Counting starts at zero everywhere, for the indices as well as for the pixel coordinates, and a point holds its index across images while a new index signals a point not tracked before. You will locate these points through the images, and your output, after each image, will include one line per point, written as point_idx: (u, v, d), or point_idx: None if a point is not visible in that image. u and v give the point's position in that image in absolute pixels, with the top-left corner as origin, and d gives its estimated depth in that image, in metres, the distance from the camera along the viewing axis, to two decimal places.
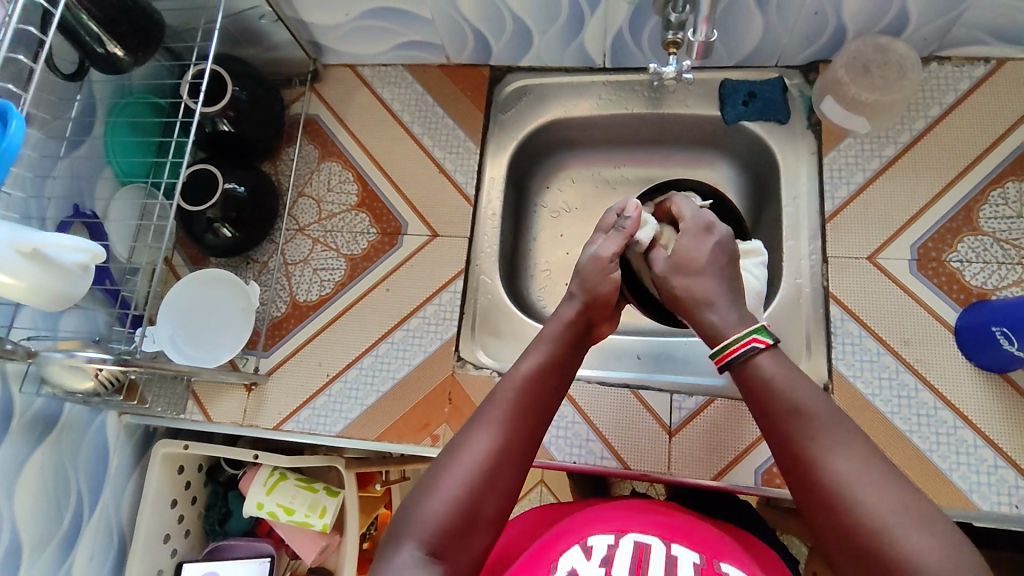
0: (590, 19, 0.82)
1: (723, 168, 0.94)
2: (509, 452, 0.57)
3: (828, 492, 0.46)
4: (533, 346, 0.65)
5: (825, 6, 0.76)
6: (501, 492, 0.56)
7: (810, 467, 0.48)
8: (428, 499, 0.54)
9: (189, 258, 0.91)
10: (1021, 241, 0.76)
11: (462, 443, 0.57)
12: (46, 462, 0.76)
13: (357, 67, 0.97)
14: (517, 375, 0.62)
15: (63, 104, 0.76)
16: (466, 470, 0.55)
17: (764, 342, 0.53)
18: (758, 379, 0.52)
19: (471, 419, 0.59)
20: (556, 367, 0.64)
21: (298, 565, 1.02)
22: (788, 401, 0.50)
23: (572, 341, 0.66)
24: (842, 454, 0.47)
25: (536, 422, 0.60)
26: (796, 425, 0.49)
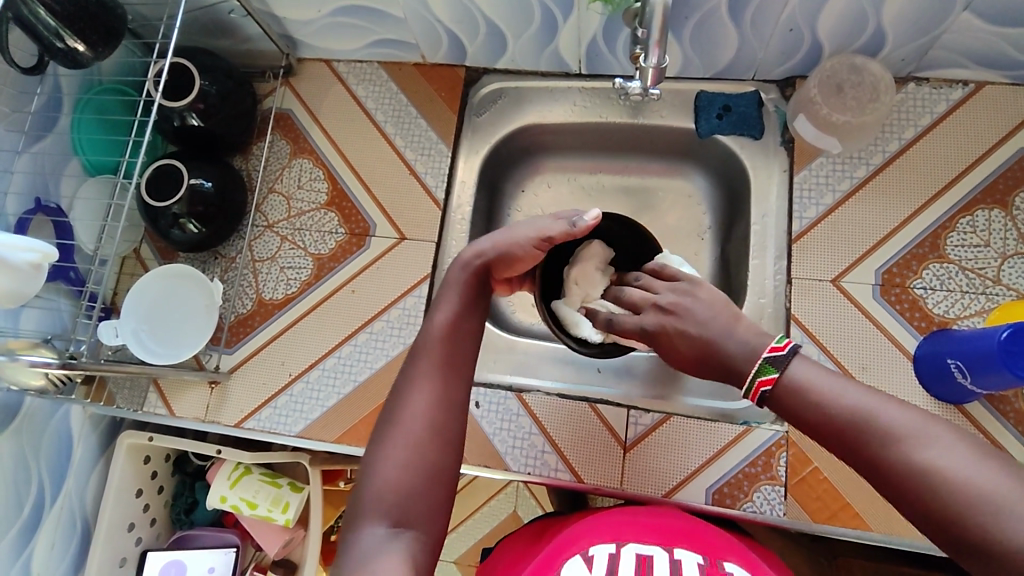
0: (563, 26, 0.81)
1: (698, 179, 0.93)
2: (450, 404, 0.54)
3: (919, 497, 0.41)
4: (442, 292, 0.61)
5: (799, 23, 0.75)
6: (451, 443, 0.53)
7: (892, 476, 0.42)
8: (380, 470, 0.50)
9: (157, 251, 0.90)
10: (986, 270, 0.75)
11: (399, 407, 0.53)
12: (6, 451, 0.76)
13: (332, 62, 0.95)
14: (434, 327, 0.57)
15: (23, 97, 0.75)
16: (412, 433, 0.52)
17: (771, 380, 0.47)
18: (795, 403, 0.46)
19: (401, 382, 0.55)
20: (469, 306, 0.60)
21: (261, 557, 1.00)
22: (839, 414, 0.44)
23: (479, 283, 0.62)
24: (918, 445, 0.41)
25: (463, 364, 0.57)
26: (853, 436, 0.44)
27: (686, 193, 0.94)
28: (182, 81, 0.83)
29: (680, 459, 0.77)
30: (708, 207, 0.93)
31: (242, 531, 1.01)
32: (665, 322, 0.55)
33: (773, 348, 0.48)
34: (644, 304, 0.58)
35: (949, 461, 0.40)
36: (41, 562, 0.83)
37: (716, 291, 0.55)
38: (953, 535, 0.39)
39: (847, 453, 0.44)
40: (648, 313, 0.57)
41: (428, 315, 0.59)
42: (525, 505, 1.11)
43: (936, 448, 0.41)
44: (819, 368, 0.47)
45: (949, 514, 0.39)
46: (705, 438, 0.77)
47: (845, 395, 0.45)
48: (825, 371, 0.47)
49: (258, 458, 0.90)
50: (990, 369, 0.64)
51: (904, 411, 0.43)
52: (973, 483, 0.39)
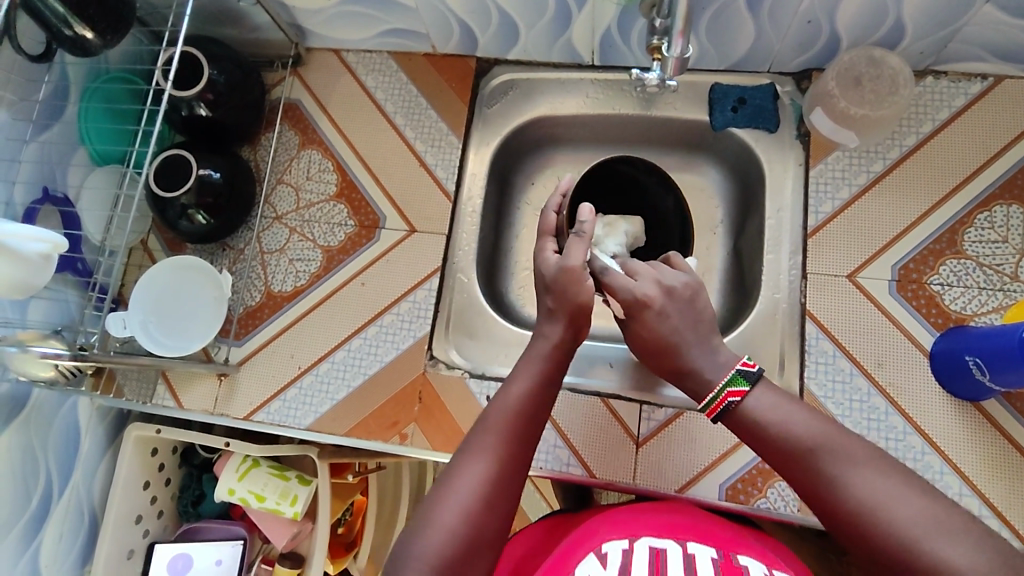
0: (577, 17, 0.80)
1: (711, 173, 0.92)
2: (508, 478, 0.51)
3: (855, 519, 0.43)
4: (522, 364, 0.58)
5: (818, 14, 0.74)
6: (501, 517, 0.50)
7: (835, 499, 0.45)
8: (426, 532, 0.47)
9: (165, 242, 0.89)
10: (1004, 267, 0.74)
11: (453, 472, 0.51)
12: (15, 442, 0.76)
13: (341, 52, 0.94)
14: (510, 401, 0.55)
15: (31, 85, 0.74)
16: (464, 500, 0.49)
17: (739, 393, 0.51)
18: (751, 422, 0.50)
19: (462, 447, 0.53)
20: (548, 388, 0.57)
21: (269, 549, 1.01)
22: (791, 436, 0.48)
23: (561, 358, 0.59)
24: (863, 473, 0.44)
25: (530, 445, 0.54)
26: (803, 459, 0.47)
27: (699, 187, 0.93)
28: (190, 70, 0.82)
29: (693, 454, 0.76)
30: (721, 201, 0.92)
31: (249, 524, 1.01)
32: (655, 296, 0.55)
33: (744, 364, 0.52)
34: (645, 272, 0.57)
35: (887, 489, 0.43)
36: (49, 553, 0.83)
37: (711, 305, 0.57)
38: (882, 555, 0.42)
39: (795, 473, 0.47)
40: (645, 281, 0.56)
41: (503, 386, 0.57)
42: (532, 499, 1.11)
43: (878, 477, 0.44)
44: (781, 395, 0.51)
45: (881, 537, 0.42)
46: (718, 434, 0.76)
47: (802, 421, 0.48)
48: (786, 396, 0.51)
49: (267, 450, 0.89)
50: (1009, 366, 0.64)
51: (854, 442, 0.46)
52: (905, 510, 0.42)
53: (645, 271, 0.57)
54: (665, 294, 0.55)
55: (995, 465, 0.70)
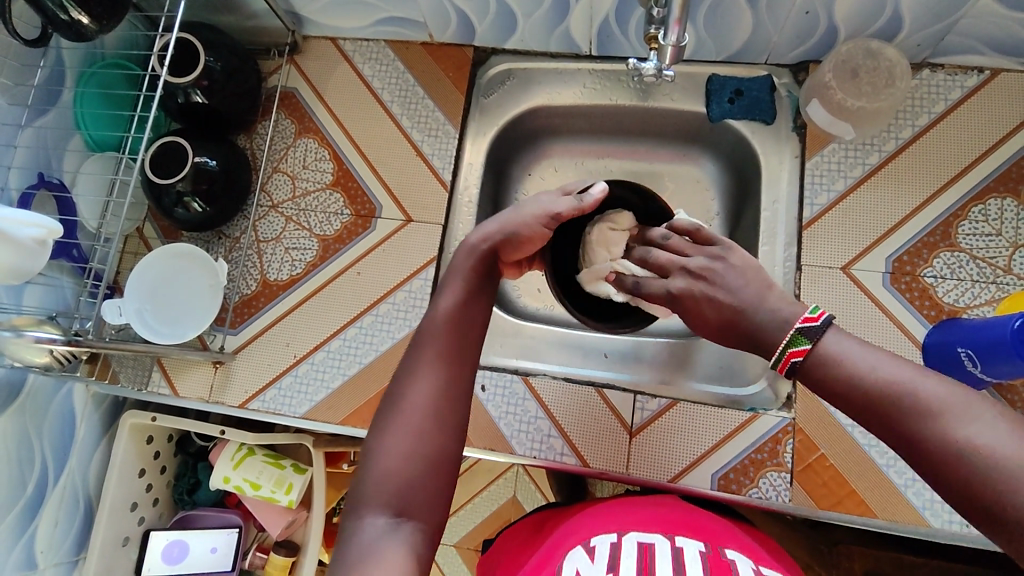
0: (575, 6, 0.80)
1: (706, 164, 0.92)
2: (452, 391, 0.53)
3: (959, 476, 0.37)
4: (446, 281, 0.60)
5: (816, 5, 0.74)
6: (454, 431, 0.52)
7: (930, 456, 0.39)
8: (380, 459, 0.50)
9: (161, 230, 0.89)
10: (997, 259, 0.75)
11: (398, 396, 0.53)
12: (10, 428, 0.76)
13: (339, 41, 0.94)
14: (438, 316, 0.56)
15: (26, 70, 0.74)
16: (413, 421, 0.51)
17: (802, 352, 0.45)
18: (825, 379, 0.44)
19: (403, 370, 0.54)
20: (475, 296, 0.59)
21: (264, 538, 1.02)
22: (871, 388, 0.42)
23: (483, 269, 0.61)
24: (962, 422, 0.38)
25: (468, 354, 0.56)
26: (886, 412, 0.41)
27: (694, 179, 0.93)
28: (186, 56, 0.82)
29: (687, 444, 0.76)
30: (717, 193, 0.92)
31: (244, 512, 1.01)
32: (692, 287, 0.53)
33: (806, 320, 0.46)
34: (672, 266, 0.55)
35: (991, 441, 0.37)
36: (44, 540, 0.83)
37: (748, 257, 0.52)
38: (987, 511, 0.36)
39: (881, 427, 0.42)
40: (676, 275, 0.55)
41: (431, 305, 0.58)
42: (526, 489, 1.12)
43: (979, 427, 0.38)
44: (853, 342, 0.45)
45: (988, 492, 0.36)
46: (711, 425, 0.77)
47: (877, 370, 0.42)
48: (863, 345, 0.45)
49: (262, 438, 0.89)
50: (1001, 357, 0.64)
51: (944, 387, 0.40)
52: (1016, 465, 0.36)
53: (669, 261, 0.56)
54: (699, 280, 0.53)
55: None
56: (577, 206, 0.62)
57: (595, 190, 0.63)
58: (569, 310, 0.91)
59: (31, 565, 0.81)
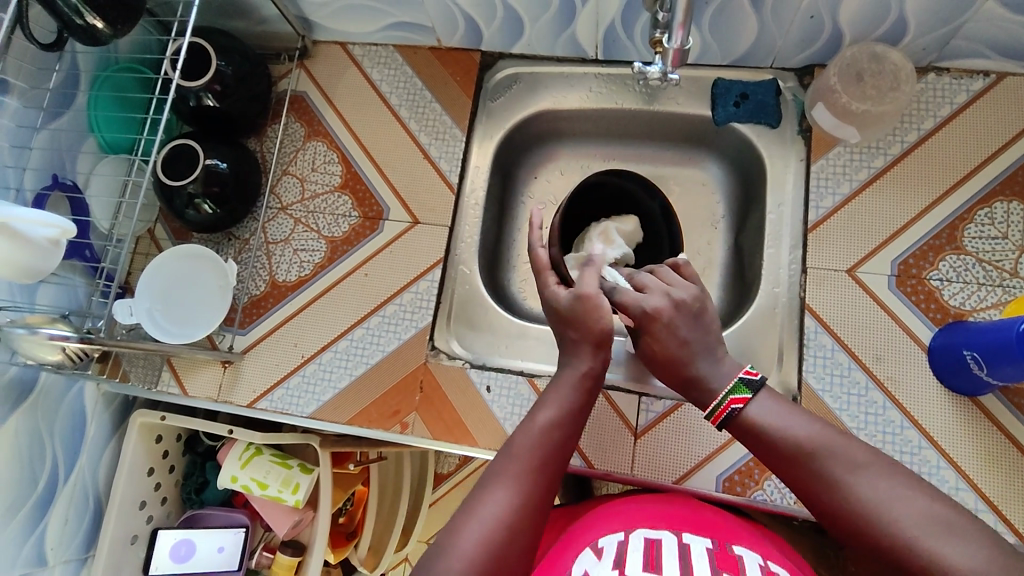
0: (581, 11, 0.81)
1: (712, 168, 0.93)
2: (533, 510, 0.50)
3: (855, 520, 0.46)
4: (549, 393, 0.58)
5: (821, 9, 0.74)
6: (524, 552, 0.48)
7: (840, 505, 0.47)
8: (448, 557, 0.45)
9: (171, 231, 0.90)
10: (1003, 263, 0.75)
11: (478, 498, 0.50)
12: (22, 426, 0.77)
13: (348, 45, 0.95)
14: (532, 430, 0.54)
15: (42, 73, 0.75)
16: (488, 527, 0.47)
17: (742, 400, 0.54)
18: (756, 431, 0.52)
19: (490, 473, 0.51)
20: (574, 420, 0.57)
21: (271, 537, 1.02)
22: (795, 446, 0.50)
23: (588, 394, 0.58)
24: (864, 476, 0.47)
25: (554, 480, 0.53)
26: (808, 466, 0.49)
27: (700, 182, 0.94)
28: (198, 60, 0.83)
29: (692, 445, 0.77)
30: (722, 196, 0.92)
31: (251, 511, 1.02)
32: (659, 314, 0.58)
33: (746, 374, 0.55)
34: (654, 287, 0.59)
35: (888, 494, 0.46)
36: (54, 537, 0.84)
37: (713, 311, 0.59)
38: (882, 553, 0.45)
39: (799, 478, 0.50)
40: (654, 295, 0.58)
41: (528, 415, 0.56)
42: None
43: (879, 481, 0.47)
44: (782, 404, 0.53)
45: (880, 535, 0.45)
46: (716, 426, 0.77)
47: (801, 428, 0.51)
48: (788, 404, 0.53)
49: (269, 438, 0.90)
50: (1007, 359, 0.64)
51: (854, 446, 0.49)
52: (908, 515, 0.44)
53: (654, 284, 0.59)
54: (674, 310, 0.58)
55: (990, 461, 0.70)
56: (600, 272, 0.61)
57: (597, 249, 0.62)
58: None
59: (41, 561, 0.82)
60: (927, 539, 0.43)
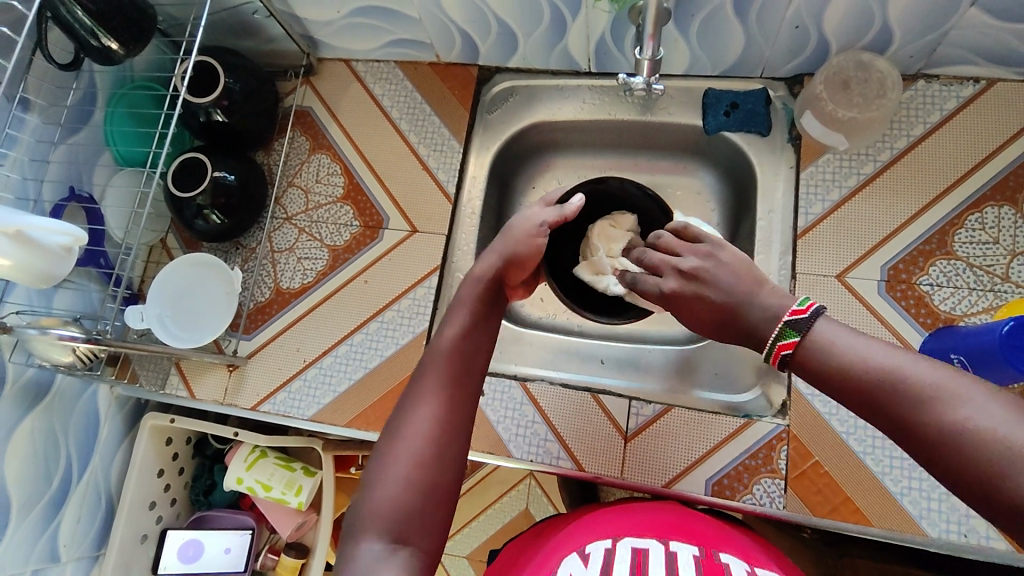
0: (572, 25, 0.83)
1: (706, 176, 0.95)
2: (455, 420, 0.52)
3: (954, 454, 0.36)
4: (453, 308, 0.60)
5: (804, 20, 0.76)
6: (455, 462, 0.51)
7: (930, 437, 0.38)
8: (380, 485, 0.49)
9: (183, 241, 0.94)
10: (994, 268, 0.75)
11: (401, 420, 0.52)
12: (37, 426, 0.81)
13: (351, 62, 0.99)
14: (441, 347, 0.56)
15: (60, 92, 0.80)
16: (416, 448, 0.50)
17: (791, 346, 0.45)
18: (813, 367, 0.44)
19: (406, 395, 0.54)
20: (480, 327, 0.59)
21: (276, 540, 1.04)
22: (864, 377, 0.41)
23: (490, 298, 0.61)
24: (958, 403, 0.37)
25: (472, 386, 0.55)
26: (885, 396, 0.40)
27: (694, 190, 0.95)
28: (208, 77, 0.87)
29: (681, 449, 0.77)
30: (716, 204, 0.94)
31: (257, 514, 1.05)
32: (682, 284, 0.53)
33: (794, 312, 0.46)
34: (664, 266, 0.56)
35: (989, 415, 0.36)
36: (67, 534, 0.87)
37: (738, 254, 0.52)
38: (982, 489, 0.35)
39: (878, 413, 0.40)
40: (667, 275, 0.55)
41: (435, 333, 0.58)
42: (537, 501, 1.13)
43: (978, 407, 0.37)
44: (845, 329, 0.44)
45: (984, 472, 0.35)
46: (705, 430, 0.78)
47: (869, 353, 0.42)
48: (848, 331, 0.44)
49: (273, 441, 0.93)
50: (992, 363, 0.64)
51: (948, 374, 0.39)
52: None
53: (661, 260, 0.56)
54: (689, 279, 0.53)
55: None
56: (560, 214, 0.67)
57: (573, 197, 0.68)
58: (571, 319, 0.92)
59: (54, 557, 0.86)
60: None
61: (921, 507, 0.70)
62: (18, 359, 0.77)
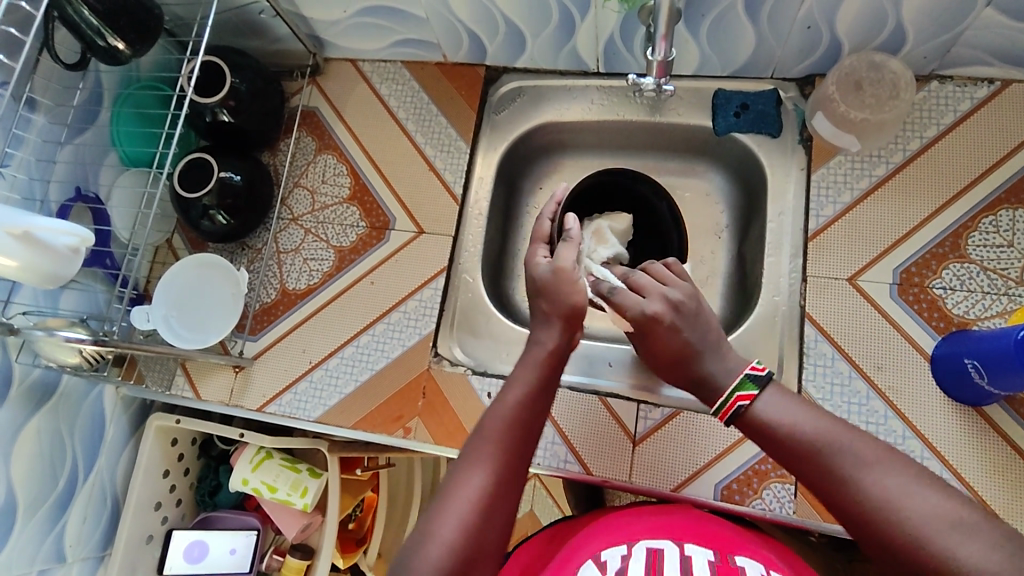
0: (580, 24, 0.83)
1: (715, 177, 0.94)
2: (507, 489, 0.51)
3: (865, 518, 0.43)
4: (517, 371, 0.59)
5: (817, 20, 0.75)
6: (500, 530, 0.50)
7: (849, 500, 0.44)
8: (428, 546, 0.47)
9: (189, 242, 0.94)
10: (1008, 271, 0.74)
11: (454, 480, 0.51)
12: (43, 426, 0.80)
13: (358, 62, 0.98)
14: (503, 413, 0.55)
15: (67, 92, 0.79)
16: (466, 511, 0.49)
17: (748, 396, 0.52)
18: (761, 428, 0.50)
19: (461, 454, 0.53)
20: (543, 394, 0.58)
21: (281, 541, 1.05)
22: (802, 441, 0.48)
23: (555, 364, 0.60)
24: (876, 473, 0.44)
25: (526, 454, 0.54)
26: (818, 461, 0.46)
27: (703, 192, 0.94)
28: (214, 77, 0.87)
29: (690, 453, 0.77)
30: (726, 206, 0.93)
31: (263, 515, 1.04)
32: (665, 313, 0.57)
33: (753, 369, 0.53)
34: (651, 290, 0.58)
35: (902, 487, 0.43)
36: (73, 534, 0.87)
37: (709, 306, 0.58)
38: (892, 552, 0.42)
39: (811, 474, 0.47)
40: (653, 299, 0.58)
41: (499, 394, 0.57)
42: (543, 503, 1.12)
43: (895, 478, 0.43)
44: (792, 397, 0.51)
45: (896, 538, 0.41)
46: (714, 433, 0.77)
47: (809, 419, 0.49)
48: (794, 397, 0.51)
49: (279, 442, 0.93)
50: (1008, 369, 0.63)
51: (873, 445, 0.46)
52: (926, 510, 0.41)
53: (651, 286, 0.59)
54: (674, 310, 0.57)
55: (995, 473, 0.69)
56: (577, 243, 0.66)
57: (573, 223, 0.68)
58: None
59: (60, 558, 0.86)
60: (941, 541, 0.40)
61: None
62: (24, 359, 0.77)
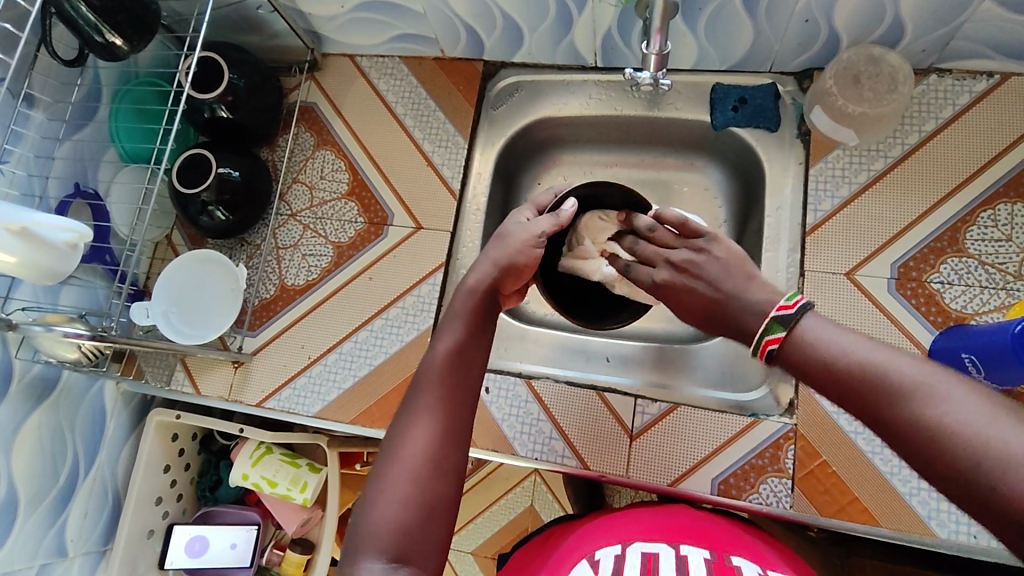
0: (578, 19, 0.82)
1: (713, 172, 0.94)
2: (451, 437, 0.51)
3: (943, 460, 0.34)
4: (448, 320, 0.58)
5: (815, 14, 0.75)
6: (452, 479, 0.50)
7: (921, 437, 0.35)
8: (380, 506, 0.48)
9: (188, 238, 0.95)
10: (1006, 266, 0.73)
11: (396, 438, 0.51)
12: (44, 422, 0.81)
13: (356, 57, 0.98)
14: (434, 364, 0.54)
15: (65, 88, 0.80)
16: (410, 467, 0.49)
17: (778, 339, 0.44)
18: (803, 364, 0.42)
19: (400, 412, 0.53)
20: (475, 339, 0.57)
21: (281, 536, 1.05)
22: (853, 372, 0.39)
23: (486, 308, 0.59)
24: (952, 404, 0.35)
25: (466, 400, 0.54)
26: (873, 395, 0.38)
27: (701, 186, 0.94)
28: (213, 73, 0.87)
29: (688, 448, 0.77)
30: (724, 201, 0.93)
31: (263, 510, 1.05)
32: (675, 277, 0.53)
33: (782, 307, 0.44)
34: (658, 258, 0.56)
35: (986, 419, 0.34)
36: (74, 529, 0.88)
37: (733, 248, 0.51)
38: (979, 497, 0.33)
39: (867, 412, 0.39)
40: (660, 267, 0.55)
41: (431, 345, 0.56)
42: (543, 498, 1.12)
43: (973, 407, 0.34)
44: (835, 326, 0.42)
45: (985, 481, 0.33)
46: (712, 428, 0.77)
47: (857, 349, 0.40)
48: (842, 327, 0.42)
49: (278, 437, 0.93)
50: (1004, 363, 0.63)
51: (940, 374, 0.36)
52: (1023, 446, 0.32)
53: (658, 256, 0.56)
54: (684, 271, 0.53)
55: None
56: (555, 222, 0.63)
57: (567, 206, 0.65)
58: None
59: (62, 552, 0.86)
60: None
61: (929, 507, 0.69)
62: (24, 355, 0.77)
